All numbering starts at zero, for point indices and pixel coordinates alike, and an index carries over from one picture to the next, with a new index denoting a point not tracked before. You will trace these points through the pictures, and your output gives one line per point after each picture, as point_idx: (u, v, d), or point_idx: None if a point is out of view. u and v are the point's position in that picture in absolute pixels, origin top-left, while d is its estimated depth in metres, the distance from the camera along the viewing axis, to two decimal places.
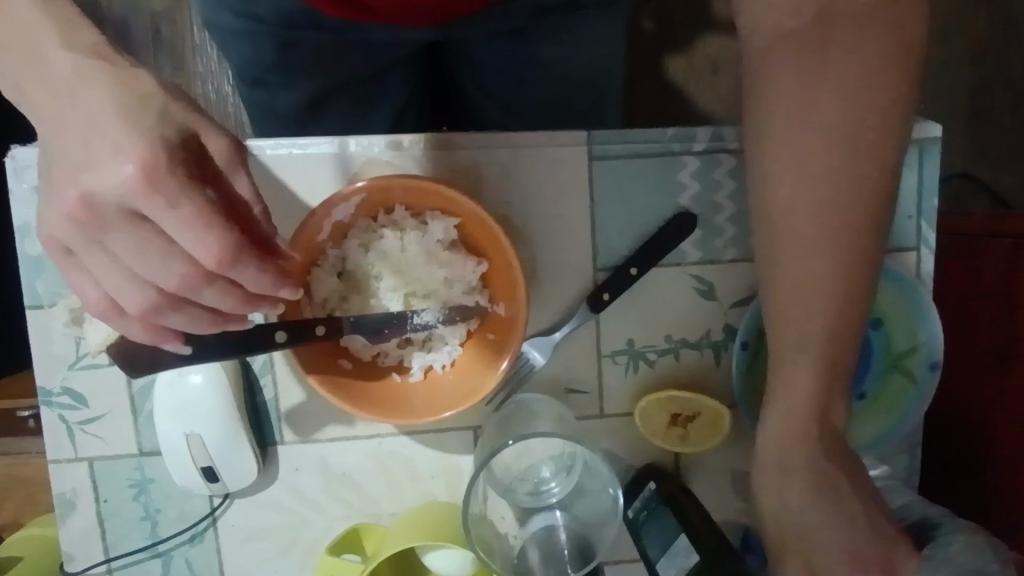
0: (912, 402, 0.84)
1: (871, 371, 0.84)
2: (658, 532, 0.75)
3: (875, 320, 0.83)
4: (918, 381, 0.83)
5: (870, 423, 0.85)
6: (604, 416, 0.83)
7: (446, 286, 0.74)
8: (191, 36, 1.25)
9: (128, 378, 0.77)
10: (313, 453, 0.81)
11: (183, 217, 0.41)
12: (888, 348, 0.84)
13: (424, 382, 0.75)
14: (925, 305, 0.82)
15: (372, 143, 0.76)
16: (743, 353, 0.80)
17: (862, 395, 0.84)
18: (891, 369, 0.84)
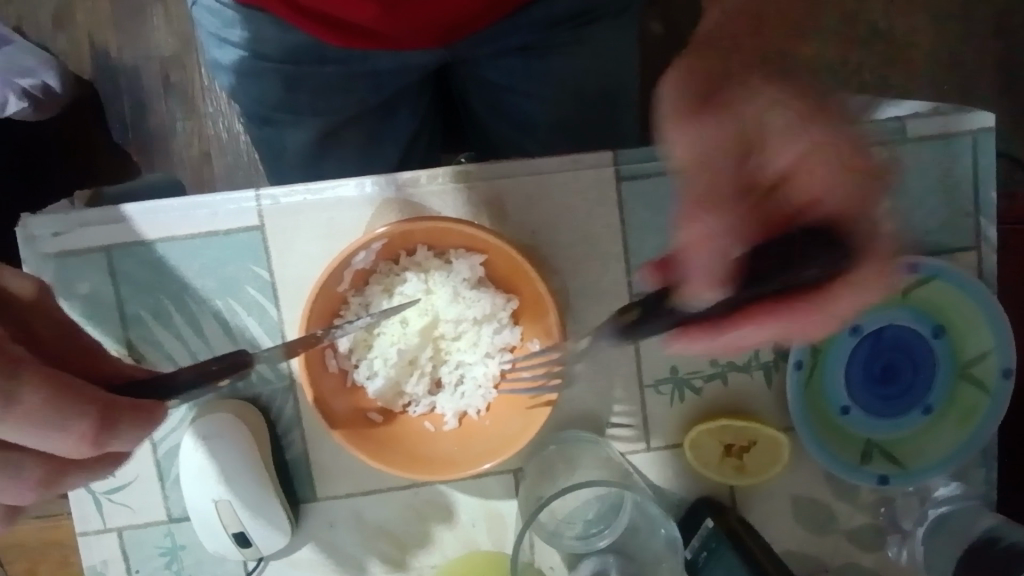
0: (987, 414, 0.77)
1: (937, 381, 0.78)
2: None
3: (940, 329, 0.77)
4: (990, 390, 0.77)
5: (940, 438, 0.78)
6: (650, 450, 0.78)
7: (476, 326, 0.70)
8: (199, 79, 1.24)
9: (152, 443, 0.74)
10: (347, 508, 0.77)
11: (23, 412, 0.42)
12: (954, 356, 0.77)
13: (459, 430, 0.71)
14: (993, 308, 0.76)
15: (390, 181, 0.73)
16: (798, 373, 0.75)
17: (929, 408, 0.78)
18: (958, 378, 0.78)
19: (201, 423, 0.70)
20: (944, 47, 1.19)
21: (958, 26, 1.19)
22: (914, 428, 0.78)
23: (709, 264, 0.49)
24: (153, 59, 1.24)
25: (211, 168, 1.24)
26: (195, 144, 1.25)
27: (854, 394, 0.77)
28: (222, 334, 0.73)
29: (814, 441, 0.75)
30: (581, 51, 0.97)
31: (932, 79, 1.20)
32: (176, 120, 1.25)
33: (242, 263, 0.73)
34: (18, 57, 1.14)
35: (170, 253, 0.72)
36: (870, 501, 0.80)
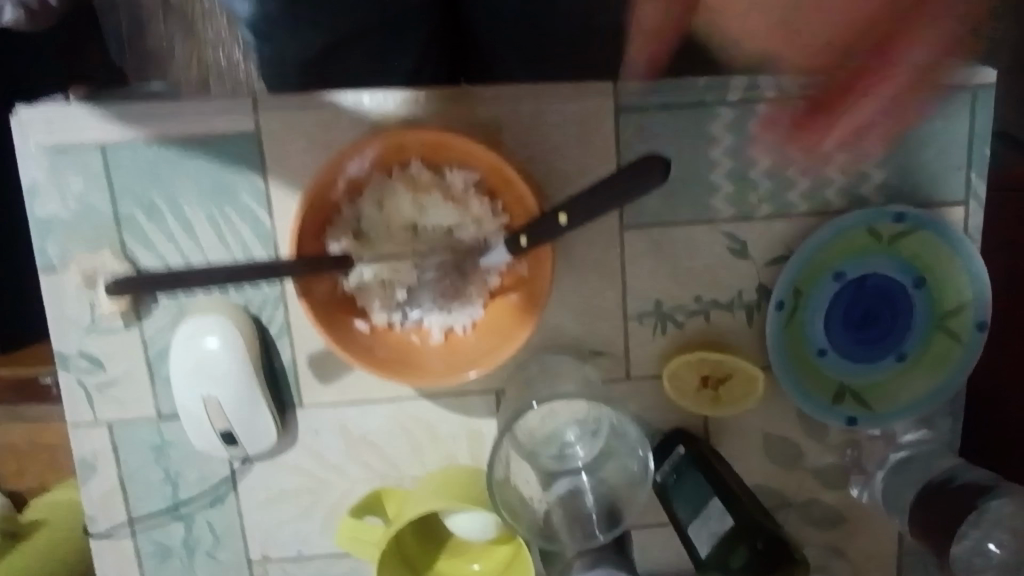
0: (960, 362, 0.79)
1: (914, 331, 0.80)
2: (690, 494, 0.74)
3: (921, 280, 0.79)
4: (964, 341, 0.79)
5: (910, 383, 0.81)
6: (630, 379, 0.80)
7: (457, 225, 0.70)
8: None
9: (144, 342, 0.76)
10: (333, 416, 0.79)
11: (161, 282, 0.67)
12: (933, 307, 0.79)
13: (446, 343, 0.72)
14: (971, 256, 0.77)
15: (386, 97, 0.72)
16: (779, 312, 0.77)
17: (904, 356, 0.80)
18: (935, 328, 0.80)
19: (196, 318, 0.73)
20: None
21: None
22: (886, 374, 0.81)
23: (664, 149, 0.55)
24: None
25: None
26: None
27: (831, 338, 0.79)
28: (215, 239, 0.74)
29: (805, 400, 0.79)
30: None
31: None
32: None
33: (238, 171, 0.73)
34: None
35: (165, 154, 0.73)
36: (838, 443, 0.83)
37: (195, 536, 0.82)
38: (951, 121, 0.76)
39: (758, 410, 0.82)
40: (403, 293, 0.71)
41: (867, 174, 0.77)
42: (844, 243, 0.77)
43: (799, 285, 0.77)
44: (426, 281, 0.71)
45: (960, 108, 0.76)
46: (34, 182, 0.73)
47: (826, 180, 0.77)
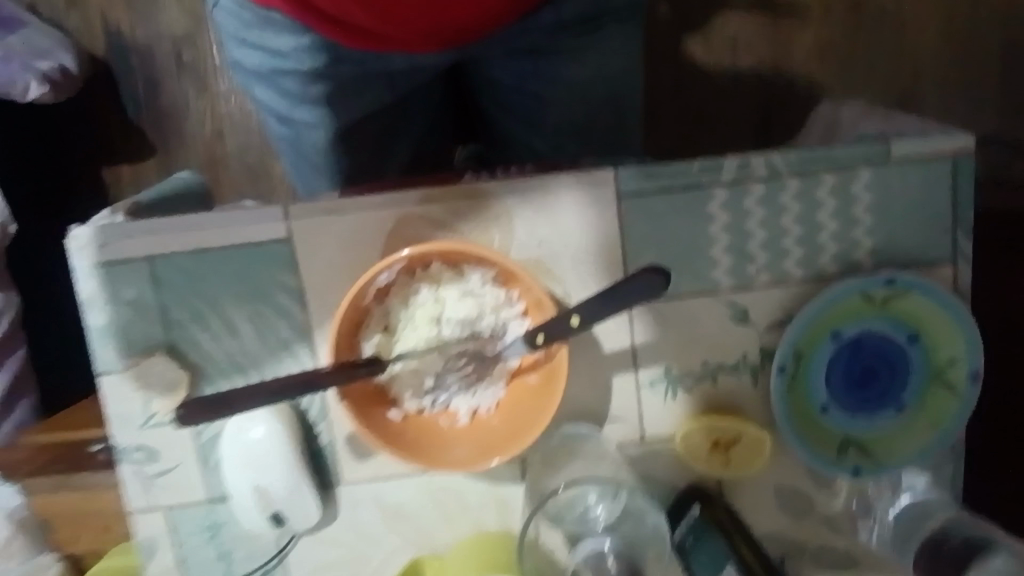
0: (956, 412, 0.84)
1: (912, 385, 0.84)
2: (707, 558, 0.79)
3: (916, 337, 0.83)
4: (959, 393, 0.84)
5: (911, 434, 0.85)
6: (645, 442, 0.86)
7: (478, 316, 0.75)
8: (212, 59, 1.30)
9: (195, 433, 0.82)
10: (371, 490, 0.85)
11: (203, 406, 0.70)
12: (928, 362, 0.84)
13: (472, 425, 0.77)
14: (961, 315, 0.81)
15: (404, 198, 0.79)
16: (781, 376, 0.82)
17: (905, 409, 0.85)
18: (931, 381, 0.84)
19: (242, 413, 0.79)
20: (954, 32, 1.15)
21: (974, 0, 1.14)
22: (888, 426, 0.85)
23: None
24: (168, 39, 1.31)
25: (222, 140, 1.33)
26: (208, 118, 1.33)
27: (833, 396, 0.84)
28: (256, 336, 0.80)
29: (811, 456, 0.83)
30: (587, 56, 1.00)
31: (944, 60, 1.16)
32: (190, 96, 1.32)
33: (274, 274, 0.80)
34: (35, 37, 1.24)
35: (206, 263, 0.79)
36: (845, 491, 0.88)
37: None
38: (936, 186, 0.80)
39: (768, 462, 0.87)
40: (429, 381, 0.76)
41: (857, 240, 0.81)
42: (840, 308, 0.82)
43: (798, 350, 0.82)
44: (452, 368, 0.76)
45: (942, 173, 0.80)
46: (89, 295, 0.79)
47: (819, 248, 0.81)
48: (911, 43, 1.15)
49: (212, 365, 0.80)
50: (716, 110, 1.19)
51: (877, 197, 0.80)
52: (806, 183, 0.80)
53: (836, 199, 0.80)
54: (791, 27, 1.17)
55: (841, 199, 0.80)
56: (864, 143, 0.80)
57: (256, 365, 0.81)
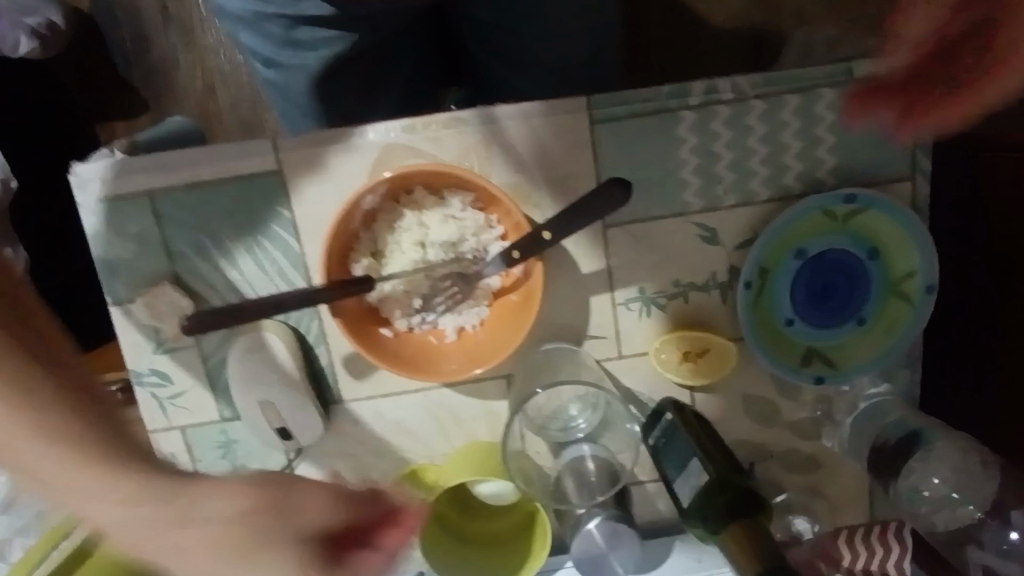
0: (913, 322, 0.89)
1: (871, 297, 0.89)
2: (676, 454, 0.83)
3: (874, 252, 0.88)
4: (915, 303, 0.89)
5: (868, 343, 0.91)
6: (623, 357, 0.92)
7: (460, 240, 0.80)
8: (197, 8, 1.33)
9: (204, 357, 0.89)
10: (370, 407, 0.92)
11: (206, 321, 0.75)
12: (887, 275, 0.89)
13: (459, 341, 0.84)
14: (917, 228, 0.86)
15: (388, 129, 0.83)
16: (747, 291, 0.87)
17: (864, 320, 0.90)
18: (889, 294, 0.89)
19: (245, 337, 0.85)
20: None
21: None
22: (849, 336, 0.91)
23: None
24: None
25: (214, 94, 1.35)
26: (198, 73, 1.35)
27: (796, 310, 0.89)
28: (255, 266, 0.86)
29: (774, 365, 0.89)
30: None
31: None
32: (178, 50, 1.35)
33: (269, 206, 0.84)
34: None
35: (205, 196, 0.84)
36: (810, 399, 0.95)
37: None
38: None
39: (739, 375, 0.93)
40: (418, 303, 0.82)
41: (821, 159, 0.86)
42: (804, 224, 0.86)
43: (763, 265, 0.87)
44: (438, 290, 0.82)
45: None
46: (96, 229, 0.84)
47: (784, 167, 0.86)
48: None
49: (215, 293, 0.86)
50: (694, 46, 1.22)
51: (838, 117, 0.85)
52: (770, 105, 0.84)
53: (799, 120, 0.85)
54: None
55: (803, 120, 0.85)
56: (824, 65, 0.84)
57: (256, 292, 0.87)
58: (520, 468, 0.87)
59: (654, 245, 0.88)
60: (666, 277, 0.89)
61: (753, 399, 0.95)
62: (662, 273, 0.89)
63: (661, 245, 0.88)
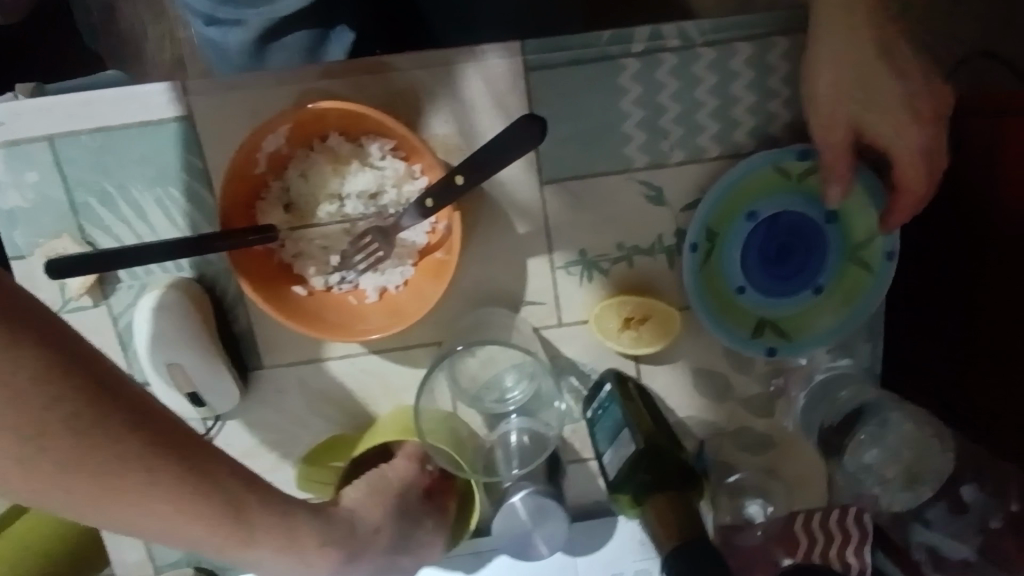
0: (871, 290, 0.83)
1: (827, 264, 0.84)
2: (608, 426, 0.77)
3: (833, 215, 0.82)
4: (874, 270, 0.83)
5: (823, 314, 0.86)
6: (563, 325, 0.86)
7: (380, 191, 0.74)
8: None
9: (113, 317, 0.82)
10: (292, 374, 0.86)
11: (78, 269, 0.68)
12: (845, 241, 0.83)
13: (381, 302, 0.78)
14: (876, 190, 0.80)
15: (306, 73, 0.77)
16: (693, 255, 0.81)
17: (819, 289, 0.84)
18: (847, 260, 0.84)
19: (153, 294, 0.79)
20: None
21: None
22: (803, 306, 0.85)
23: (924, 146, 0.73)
24: None
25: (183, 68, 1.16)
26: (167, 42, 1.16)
27: (747, 276, 0.83)
28: (165, 219, 0.80)
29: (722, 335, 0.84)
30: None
31: None
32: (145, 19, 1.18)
33: (180, 154, 0.78)
34: None
35: (109, 143, 0.78)
36: (763, 373, 0.89)
37: None
38: None
39: (687, 347, 0.88)
40: (335, 259, 0.76)
41: (774, 114, 0.80)
42: (755, 182, 0.81)
43: (710, 227, 0.81)
44: (359, 249, 0.75)
45: None
46: None
47: (735, 122, 0.80)
48: None
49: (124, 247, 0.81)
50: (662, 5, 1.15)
51: (793, 68, 0.79)
52: (720, 54, 0.78)
53: (752, 71, 0.78)
54: None
55: (756, 70, 0.79)
56: (779, 10, 0.77)
57: None
58: (431, 432, 0.81)
59: (595, 204, 0.82)
60: (608, 239, 0.83)
61: (702, 372, 0.89)
62: (605, 234, 0.83)
63: (603, 204, 0.82)
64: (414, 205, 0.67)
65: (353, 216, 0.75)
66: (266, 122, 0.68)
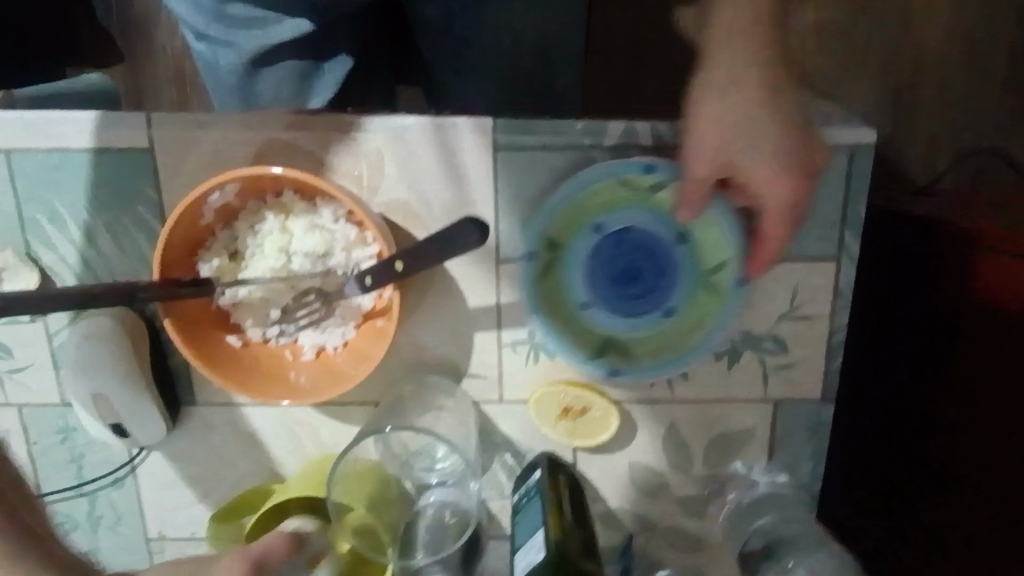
0: (715, 321, 0.78)
1: (674, 284, 0.78)
2: (528, 519, 0.75)
3: (682, 234, 0.76)
4: (725, 299, 0.78)
5: (671, 337, 0.80)
6: (503, 402, 0.84)
7: (327, 253, 0.73)
8: None
9: (49, 335, 0.81)
10: (223, 416, 0.85)
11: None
12: (697, 263, 0.77)
13: (317, 361, 0.77)
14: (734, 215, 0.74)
15: (273, 123, 0.76)
16: (529, 262, 0.79)
17: (668, 310, 0.79)
18: (695, 283, 0.78)
19: (89, 321, 0.78)
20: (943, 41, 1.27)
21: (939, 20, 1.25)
22: (649, 327, 0.80)
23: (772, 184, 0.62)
24: None
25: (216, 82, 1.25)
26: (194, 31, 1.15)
27: (593, 291, 0.79)
28: (113, 247, 0.79)
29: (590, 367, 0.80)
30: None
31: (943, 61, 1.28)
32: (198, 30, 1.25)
33: (135, 184, 0.77)
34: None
35: (63, 165, 0.76)
36: (701, 476, 0.87)
37: (98, 512, 0.89)
38: (826, 179, 0.77)
39: (627, 441, 0.86)
40: (275, 313, 0.75)
41: None
42: (592, 196, 0.77)
43: (551, 237, 0.78)
44: (300, 304, 0.74)
45: (835, 166, 0.76)
46: None
47: None
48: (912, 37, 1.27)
49: (69, 268, 0.80)
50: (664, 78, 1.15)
51: None
52: None
53: None
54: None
55: None
56: None
57: (112, 274, 0.80)
58: (345, 494, 0.79)
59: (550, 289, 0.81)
60: None
61: (639, 467, 0.87)
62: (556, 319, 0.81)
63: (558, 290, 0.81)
64: (356, 276, 0.68)
65: (297, 274, 0.73)
66: (213, 177, 0.68)
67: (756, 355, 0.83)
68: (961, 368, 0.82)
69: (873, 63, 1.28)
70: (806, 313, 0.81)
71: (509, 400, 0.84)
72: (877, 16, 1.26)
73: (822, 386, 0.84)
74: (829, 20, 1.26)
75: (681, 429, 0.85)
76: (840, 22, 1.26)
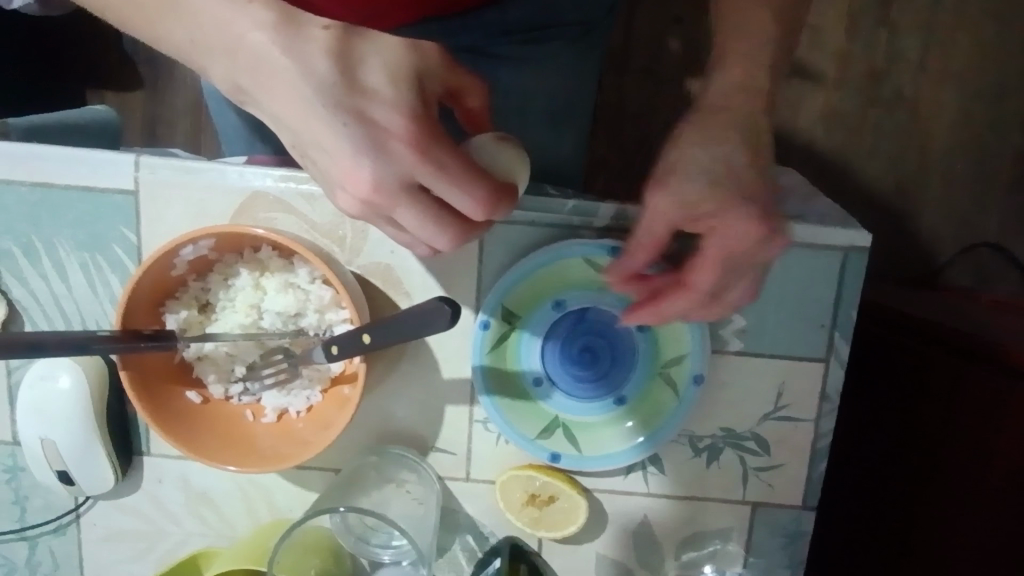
0: (672, 415, 0.76)
1: (632, 371, 0.77)
2: None
3: (644, 322, 0.75)
4: (680, 394, 0.76)
5: (624, 423, 0.78)
6: (469, 480, 0.81)
7: (300, 313, 0.71)
8: None
9: (8, 370, 0.79)
10: (176, 468, 0.81)
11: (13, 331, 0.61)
12: (655, 353, 0.76)
13: (278, 424, 0.74)
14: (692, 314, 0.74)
15: (264, 175, 0.75)
16: (484, 332, 0.76)
17: (622, 397, 0.77)
18: (653, 373, 0.77)
19: (49, 360, 0.75)
20: (958, 138, 1.27)
21: (951, 118, 1.26)
22: (599, 414, 0.78)
23: (733, 253, 0.60)
24: None
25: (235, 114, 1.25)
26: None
27: (546, 367, 0.77)
28: (85, 285, 0.78)
29: (537, 447, 0.77)
30: (527, 66, 0.88)
31: (948, 159, 1.27)
32: None
33: (115, 225, 0.76)
34: None
35: (45, 199, 0.75)
36: None
37: (35, 561, 0.84)
38: (819, 280, 0.75)
39: (597, 532, 0.82)
40: (240, 370, 0.73)
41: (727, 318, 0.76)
42: (558, 272, 0.75)
43: (508, 308, 0.76)
44: (267, 363, 0.72)
45: (829, 267, 0.75)
46: None
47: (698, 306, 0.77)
48: (920, 133, 1.27)
49: (38, 304, 0.78)
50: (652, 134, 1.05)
51: None
52: None
53: None
54: (806, 84, 1.27)
55: None
56: None
57: (80, 312, 0.78)
58: (287, 568, 0.73)
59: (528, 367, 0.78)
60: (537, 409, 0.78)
61: (609, 560, 0.82)
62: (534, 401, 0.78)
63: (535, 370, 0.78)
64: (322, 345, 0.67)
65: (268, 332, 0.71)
66: (187, 232, 0.67)
67: (735, 454, 0.80)
68: (944, 468, 0.84)
69: (878, 155, 1.28)
70: (789, 416, 0.78)
71: (477, 479, 0.81)
72: (886, 108, 1.27)
73: (802, 492, 0.80)
74: (837, 109, 1.27)
75: (653, 524, 0.81)
76: (849, 110, 1.27)
